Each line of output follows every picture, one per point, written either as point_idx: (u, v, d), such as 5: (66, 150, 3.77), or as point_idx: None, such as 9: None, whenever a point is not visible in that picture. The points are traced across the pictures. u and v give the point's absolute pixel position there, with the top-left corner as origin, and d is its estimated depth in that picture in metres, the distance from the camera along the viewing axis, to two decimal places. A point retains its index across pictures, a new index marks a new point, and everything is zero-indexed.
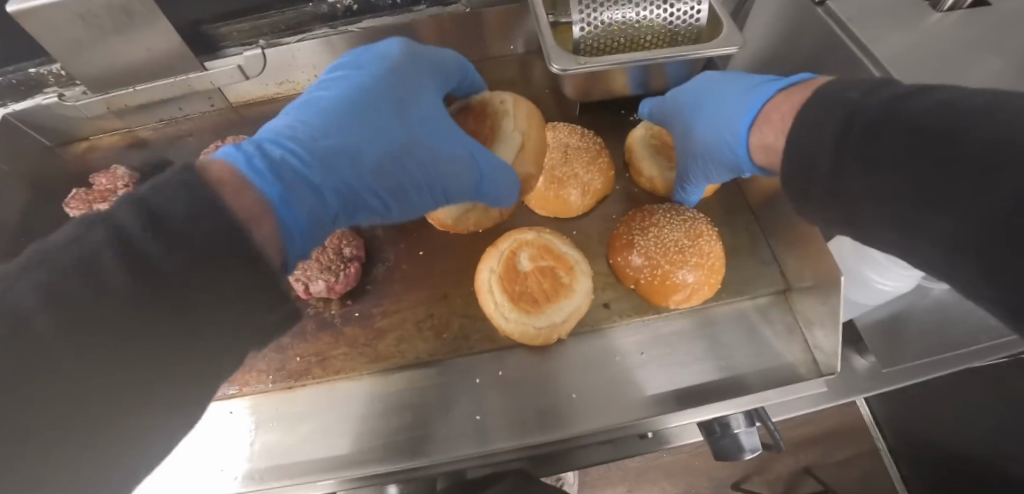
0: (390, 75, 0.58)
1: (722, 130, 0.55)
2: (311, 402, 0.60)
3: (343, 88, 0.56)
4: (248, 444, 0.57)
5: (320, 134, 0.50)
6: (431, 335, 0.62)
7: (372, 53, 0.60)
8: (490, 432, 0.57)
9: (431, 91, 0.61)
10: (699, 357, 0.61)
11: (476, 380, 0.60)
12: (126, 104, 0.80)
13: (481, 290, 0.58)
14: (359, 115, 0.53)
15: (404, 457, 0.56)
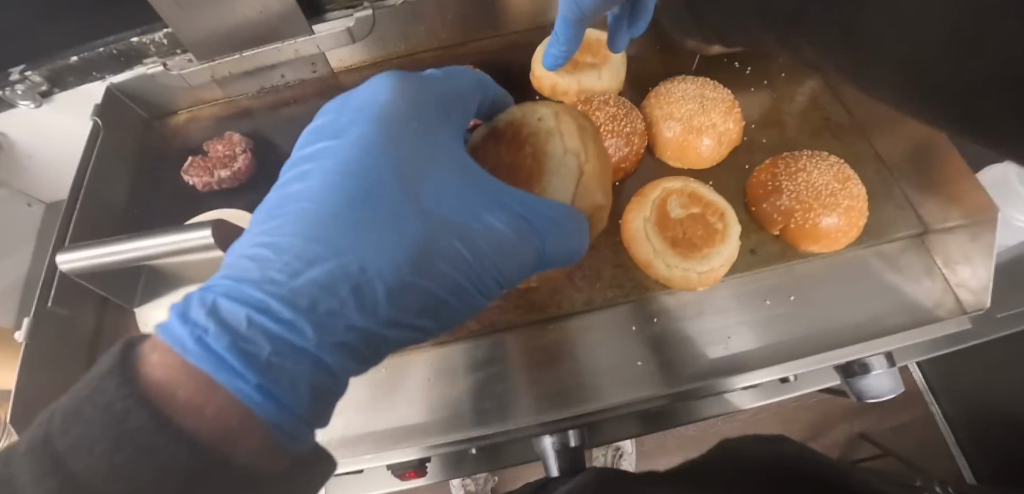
0: (382, 144, 0.45)
1: None
2: (464, 357, 0.60)
3: (326, 176, 0.43)
4: (407, 398, 0.58)
5: (304, 264, 0.38)
6: (587, 285, 0.63)
7: (355, 109, 0.48)
8: (649, 377, 0.57)
9: (449, 139, 0.50)
10: (781, 315, 0.60)
11: (634, 328, 0.60)
12: (229, 71, 0.79)
13: (635, 239, 0.59)
14: (361, 209, 0.41)
15: (562, 405, 0.56)
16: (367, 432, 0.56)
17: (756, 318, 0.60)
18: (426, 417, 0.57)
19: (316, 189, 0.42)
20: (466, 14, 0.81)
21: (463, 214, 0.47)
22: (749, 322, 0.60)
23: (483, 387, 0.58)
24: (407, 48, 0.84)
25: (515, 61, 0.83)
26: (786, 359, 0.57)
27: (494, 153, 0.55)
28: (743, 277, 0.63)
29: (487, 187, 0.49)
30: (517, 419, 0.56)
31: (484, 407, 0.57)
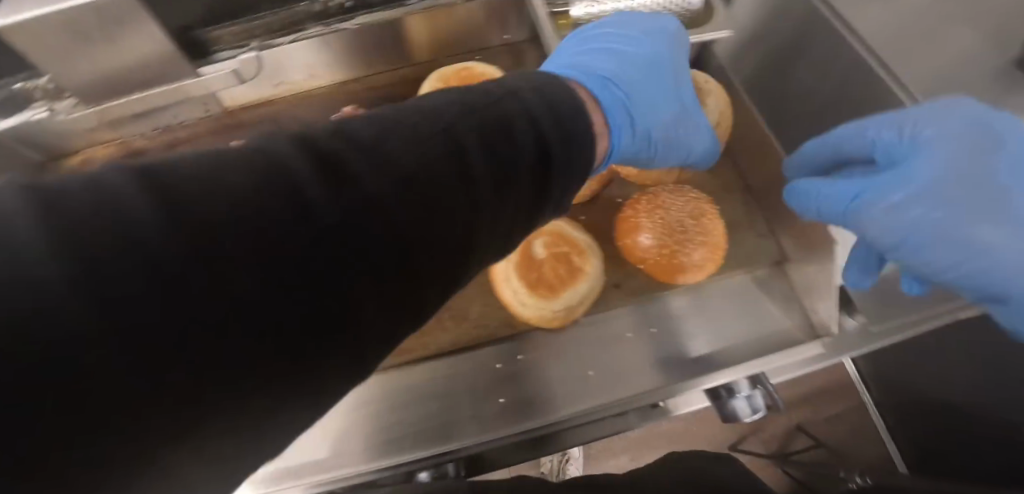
0: (672, 44, 0.64)
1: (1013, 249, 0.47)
2: (339, 398, 0.61)
3: (651, 43, 0.64)
4: None
5: (625, 80, 0.61)
6: (452, 325, 0.65)
7: (648, 17, 0.66)
8: (514, 412, 0.60)
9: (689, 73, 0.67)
10: (726, 323, 0.65)
11: (499, 365, 0.63)
12: (119, 113, 0.79)
13: (498, 280, 0.62)
14: (658, 71, 0.63)
15: (432, 443, 0.58)
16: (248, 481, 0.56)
17: (714, 322, 0.65)
18: (298, 460, 0.58)
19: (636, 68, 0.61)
20: (357, 50, 0.82)
21: (695, 113, 0.67)
22: (713, 323, 0.65)
23: (376, 427, 0.59)
24: (304, 82, 0.85)
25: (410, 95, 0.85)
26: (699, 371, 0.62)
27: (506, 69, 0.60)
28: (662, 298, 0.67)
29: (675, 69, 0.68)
30: (405, 454, 0.57)
31: (382, 438, 0.58)
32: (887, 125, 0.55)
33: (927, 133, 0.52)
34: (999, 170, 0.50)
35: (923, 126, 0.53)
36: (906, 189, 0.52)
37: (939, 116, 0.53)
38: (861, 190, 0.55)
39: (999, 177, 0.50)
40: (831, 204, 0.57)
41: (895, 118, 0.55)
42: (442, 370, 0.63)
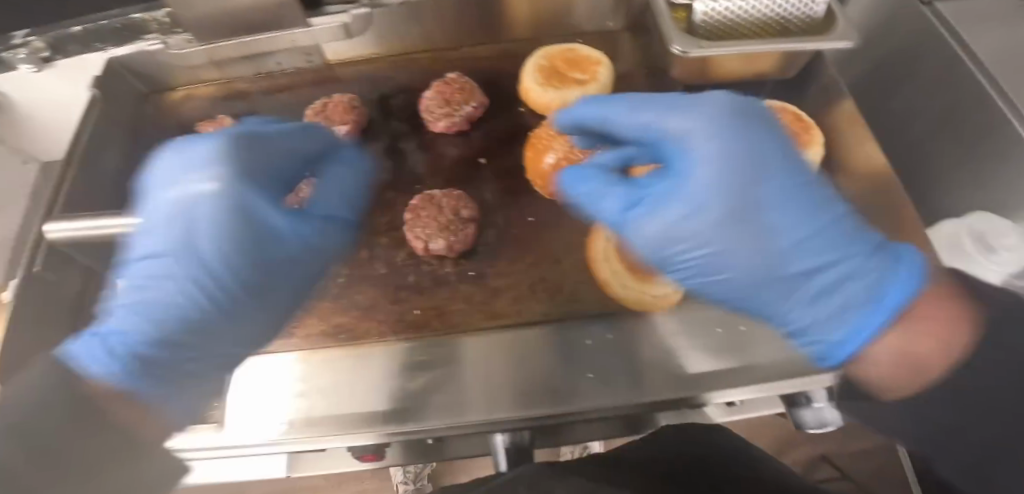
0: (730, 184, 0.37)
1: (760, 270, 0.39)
2: (431, 350, 0.61)
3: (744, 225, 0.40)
4: (369, 388, 0.57)
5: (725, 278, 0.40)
6: (546, 297, 0.66)
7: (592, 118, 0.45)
8: (605, 386, 0.56)
9: (717, 157, 0.37)
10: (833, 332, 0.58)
11: (588, 341, 0.60)
12: (227, 55, 0.81)
13: (596, 260, 0.66)
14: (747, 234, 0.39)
15: (523, 406, 0.56)
16: (306, 425, 0.54)
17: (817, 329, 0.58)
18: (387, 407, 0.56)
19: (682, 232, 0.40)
20: (462, 20, 0.83)
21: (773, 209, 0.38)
22: None
23: (449, 392, 0.56)
24: (405, 45, 0.86)
25: (505, 68, 0.85)
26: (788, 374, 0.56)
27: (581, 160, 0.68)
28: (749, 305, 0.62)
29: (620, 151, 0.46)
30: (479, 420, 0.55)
31: (478, 395, 0.56)
32: (642, 110, 0.41)
33: (673, 133, 0.40)
34: (755, 150, 0.38)
35: (679, 125, 0.40)
36: (674, 206, 0.39)
37: (682, 107, 0.40)
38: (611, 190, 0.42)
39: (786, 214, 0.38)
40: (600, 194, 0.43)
41: (650, 101, 0.42)
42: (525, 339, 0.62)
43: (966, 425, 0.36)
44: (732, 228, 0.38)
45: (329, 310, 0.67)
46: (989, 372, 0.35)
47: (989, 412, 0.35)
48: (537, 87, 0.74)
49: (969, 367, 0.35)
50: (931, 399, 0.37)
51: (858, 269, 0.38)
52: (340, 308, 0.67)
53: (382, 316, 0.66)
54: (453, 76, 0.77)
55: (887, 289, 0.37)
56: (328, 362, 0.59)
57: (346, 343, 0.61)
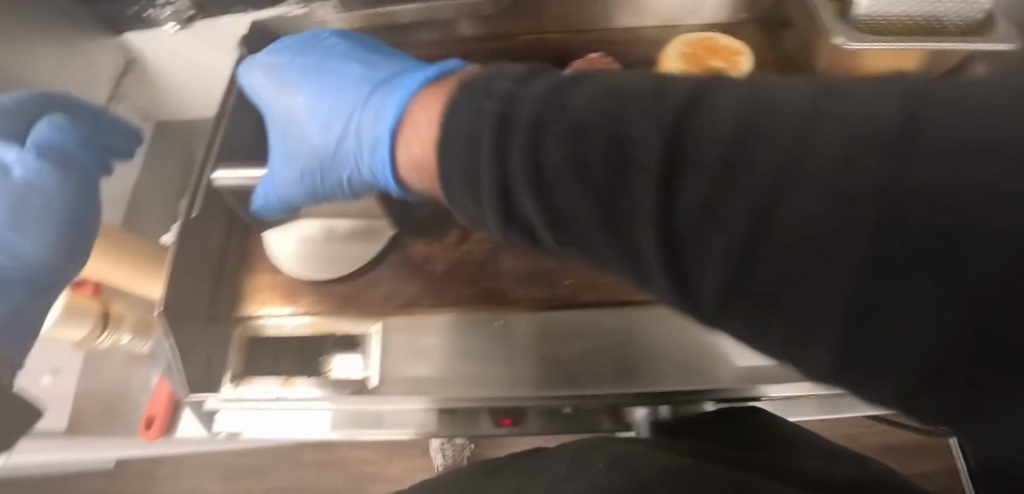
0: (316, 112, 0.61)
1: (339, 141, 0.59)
2: (574, 322, 0.65)
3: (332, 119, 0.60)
4: (522, 356, 0.63)
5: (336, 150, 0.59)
6: None
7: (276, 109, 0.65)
8: (743, 367, 0.62)
9: (308, 105, 0.62)
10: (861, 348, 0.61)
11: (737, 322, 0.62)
12: (368, 24, 0.83)
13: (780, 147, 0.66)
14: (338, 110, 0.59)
15: (666, 382, 0.61)
16: (468, 384, 0.61)
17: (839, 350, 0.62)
18: (540, 374, 0.62)
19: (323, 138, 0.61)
20: (599, 3, 0.83)
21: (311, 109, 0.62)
22: None
23: (596, 369, 0.62)
24: (538, 24, 0.86)
25: (636, 53, 0.85)
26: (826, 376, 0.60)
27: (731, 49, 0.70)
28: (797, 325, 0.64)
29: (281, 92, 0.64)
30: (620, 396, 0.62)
31: (622, 369, 0.62)
32: (278, 93, 0.64)
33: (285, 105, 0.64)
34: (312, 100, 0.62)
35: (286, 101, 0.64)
36: (282, 174, 0.63)
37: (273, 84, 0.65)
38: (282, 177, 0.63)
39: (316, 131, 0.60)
40: (287, 182, 0.63)
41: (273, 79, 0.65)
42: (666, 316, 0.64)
43: (672, 195, 0.29)
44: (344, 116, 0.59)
45: (470, 275, 0.66)
46: (694, 179, 0.28)
47: (793, 190, 0.26)
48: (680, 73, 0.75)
49: (661, 142, 0.29)
50: (838, 269, 0.25)
51: (757, 85, 0.30)
52: (482, 276, 0.66)
53: (530, 285, 0.67)
54: (594, 56, 0.79)
55: (715, 107, 0.29)
56: (480, 328, 0.64)
57: (495, 309, 0.65)
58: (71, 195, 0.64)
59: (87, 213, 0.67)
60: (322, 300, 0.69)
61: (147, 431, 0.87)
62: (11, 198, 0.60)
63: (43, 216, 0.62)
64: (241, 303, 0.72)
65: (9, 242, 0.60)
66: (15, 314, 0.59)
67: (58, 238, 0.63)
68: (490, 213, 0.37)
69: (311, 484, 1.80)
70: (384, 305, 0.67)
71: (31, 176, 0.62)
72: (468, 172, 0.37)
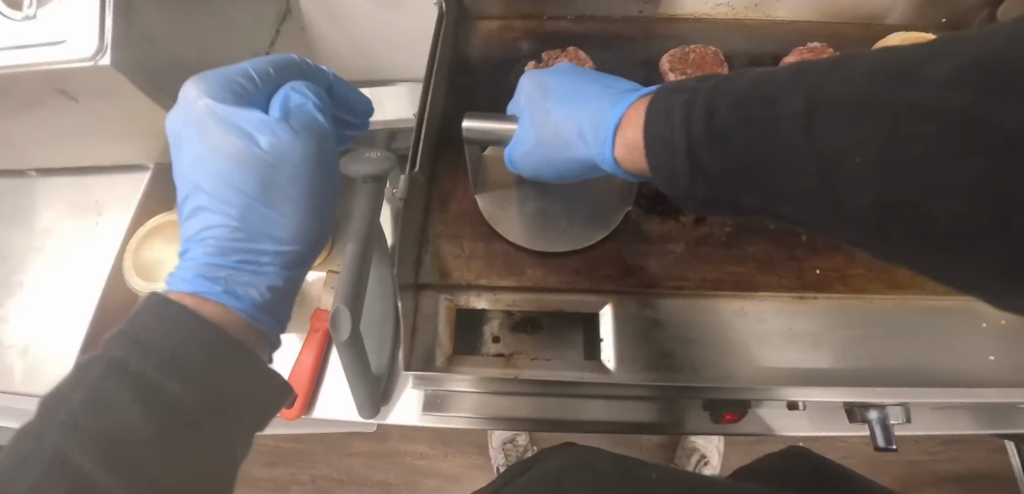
0: (563, 102, 0.57)
1: (593, 131, 0.53)
2: (829, 311, 0.63)
3: (585, 115, 0.55)
4: (781, 345, 0.61)
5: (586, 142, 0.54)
6: None
7: (523, 95, 0.61)
8: (1006, 372, 0.61)
9: (558, 94, 0.59)
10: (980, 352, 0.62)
11: (987, 323, 0.63)
12: None
13: None
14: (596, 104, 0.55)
15: (932, 381, 0.59)
16: (727, 369, 0.59)
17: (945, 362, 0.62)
18: (806, 362, 0.60)
19: (573, 127, 0.56)
20: None
21: (566, 99, 0.57)
22: None
23: (856, 362, 0.60)
24: (739, 10, 0.84)
25: (837, 48, 0.83)
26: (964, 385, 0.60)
27: None
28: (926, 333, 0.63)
29: (538, 88, 0.60)
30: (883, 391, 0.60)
31: (884, 365, 0.60)
32: (529, 81, 0.61)
33: (528, 93, 0.61)
34: (565, 93, 0.58)
35: (533, 91, 0.61)
36: (529, 144, 0.58)
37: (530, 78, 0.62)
38: (527, 149, 0.58)
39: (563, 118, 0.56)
40: (535, 156, 0.58)
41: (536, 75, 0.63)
42: (924, 311, 0.63)
43: (842, 190, 0.33)
44: (597, 110, 0.54)
45: (715, 257, 0.65)
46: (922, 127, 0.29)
47: (918, 151, 0.29)
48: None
49: (864, 133, 0.32)
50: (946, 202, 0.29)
51: (952, 47, 0.30)
52: (730, 258, 0.65)
53: (779, 270, 0.65)
54: (817, 46, 0.77)
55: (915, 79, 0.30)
56: (731, 314, 0.62)
57: (745, 292, 0.63)
58: (315, 164, 0.63)
59: (327, 183, 0.66)
60: (548, 273, 0.64)
61: (287, 410, 0.80)
62: (261, 172, 0.61)
63: (291, 184, 0.62)
64: (452, 270, 0.65)
65: (270, 217, 0.61)
66: (286, 285, 0.62)
67: (305, 209, 0.63)
68: (692, 181, 0.43)
69: (359, 475, 1.69)
70: (624, 284, 0.63)
71: (274, 140, 0.62)
72: (726, 167, 0.40)
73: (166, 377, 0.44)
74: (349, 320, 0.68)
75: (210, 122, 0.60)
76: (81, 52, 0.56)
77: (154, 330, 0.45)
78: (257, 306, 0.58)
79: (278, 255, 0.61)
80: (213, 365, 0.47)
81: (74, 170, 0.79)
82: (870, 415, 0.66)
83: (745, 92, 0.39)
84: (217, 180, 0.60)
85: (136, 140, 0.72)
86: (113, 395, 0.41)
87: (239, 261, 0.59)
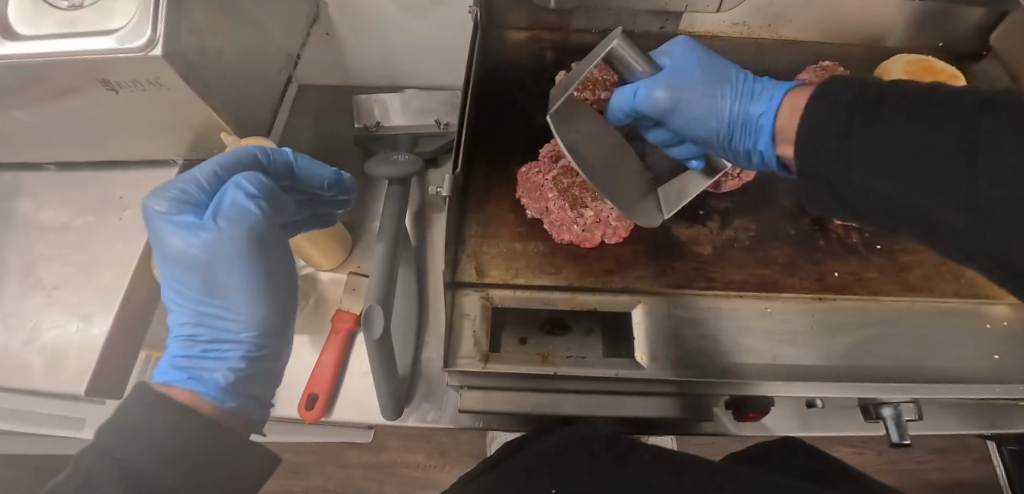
0: (724, 65, 0.60)
1: (755, 94, 0.57)
2: (845, 312, 0.66)
3: (743, 79, 0.59)
4: (800, 345, 0.64)
5: (744, 100, 0.57)
6: (954, 278, 0.69)
7: (683, 41, 0.62)
8: (1011, 371, 0.64)
9: (717, 54, 0.61)
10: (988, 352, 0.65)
11: (989, 323, 0.66)
12: (602, 5, 0.83)
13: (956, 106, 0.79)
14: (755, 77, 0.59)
15: (942, 377, 0.63)
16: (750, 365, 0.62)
17: (957, 360, 0.64)
18: (824, 360, 0.63)
19: (731, 86, 0.58)
20: (819, 16, 0.87)
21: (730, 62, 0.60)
22: None
23: (871, 360, 0.63)
24: (754, 29, 0.89)
25: (844, 67, 0.89)
26: (971, 381, 0.63)
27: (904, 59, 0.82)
28: (938, 333, 0.66)
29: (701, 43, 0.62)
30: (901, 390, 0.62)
31: (895, 363, 0.63)
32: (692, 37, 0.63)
33: (688, 44, 0.62)
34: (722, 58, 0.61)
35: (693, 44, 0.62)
36: (689, 83, 0.58)
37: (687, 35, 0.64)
38: (681, 85, 0.58)
39: (728, 81, 0.59)
40: (685, 96, 0.58)
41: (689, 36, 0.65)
42: (934, 314, 0.67)
43: (983, 182, 0.36)
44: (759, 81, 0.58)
45: (741, 259, 0.68)
46: None
47: None
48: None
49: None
50: None
51: None
52: (755, 261, 0.68)
53: (800, 273, 0.68)
54: (828, 65, 0.82)
55: None
56: (754, 315, 0.65)
57: (766, 292, 0.66)
58: (248, 261, 0.55)
59: (282, 265, 0.59)
60: (583, 273, 0.66)
61: (307, 412, 0.78)
62: (204, 268, 0.55)
63: (230, 281, 0.55)
64: (486, 269, 0.66)
65: (223, 310, 0.56)
66: (257, 369, 0.56)
67: (251, 300, 0.55)
68: (822, 160, 0.44)
69: (355, 486, 1.64)
70: (654, 283, 0.66)
71: (206, 239, 0.54)
72: (870, 152, 0.42)
73: (148, 457, 0.41)
74: (382, 319, 0.68)
75: (152, 225, 0.56)
76: (132, 43, 0.56)
77: (128, 417, 0.43)
78: (226, 390, 0.54)
79: (241, 343, 0.55)
80: (199, 438, 0.45)
81: (98, 164, 0.78)
82: (884, 412, 0.67)
83: (914, 92, 0.42)
84: (176, 279, 0.57)
85: (169, 134, 0.72)
86: (100, 483, 0.39)
87: (204, 350, 0.56)
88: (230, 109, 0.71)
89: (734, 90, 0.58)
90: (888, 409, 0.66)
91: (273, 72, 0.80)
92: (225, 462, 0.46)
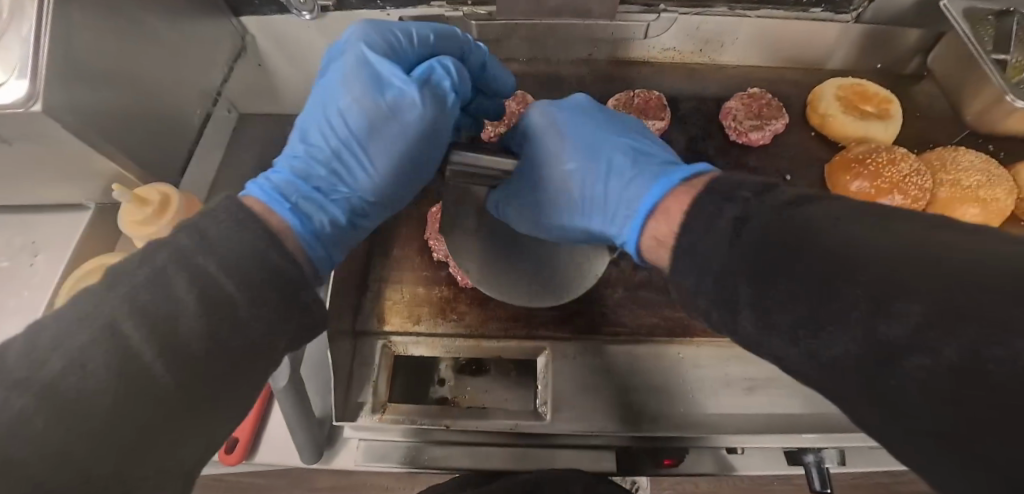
0: (572, 160, 0.60)
1: (615, 202, 0.55)
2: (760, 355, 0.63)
3: (597, 180, 0.58)
4: (717, 391, 0.61)
5: (595, 209, 0.58)
6: None
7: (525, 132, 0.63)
8: None
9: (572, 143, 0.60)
10: None
11: None
12: (522, 34, 0.81)
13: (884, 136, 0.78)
14: (615, 167, 0.57)
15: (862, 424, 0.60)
16: (657, 415, 0.59)
17: None
18: (735, 409, 0.60)
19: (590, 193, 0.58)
20: (751, 41, 0.84)
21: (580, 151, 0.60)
22: None
23: (786, 405, 0.60)
24: (686, 55, 0.87)
25: (779, 92, 0.86)
26: None
27: (835, 83, 0.80)
28: None
29: (547, 134, 0.61)
30: (812, 437, 0.60)
31: (813, 408, 0.60)
32: (532, 129, 0.62)
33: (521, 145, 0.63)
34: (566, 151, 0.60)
35: (531, 137, 0.62)
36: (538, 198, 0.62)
37: (530, 122, 0.63)
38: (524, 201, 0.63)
39: (584, 179, 0.59)
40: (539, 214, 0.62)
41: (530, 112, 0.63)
42: None
43: None
44: (620, 177, 0.56)
45: (653, 301, 0.66)
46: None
47: None
48: (841, 113, 0.78)
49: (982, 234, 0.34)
50: None
51: None
52: (668, 302, 0.66)
53: None
54: (757, 93, 0.80)
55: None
56: (667, 361, 0.62)
57: (679, 336, 0.63)
58: (423, 138, 0.57)
59: (432, 155, 0.61)
60: (486, 319, 0.64)
61: (226, 456, 0.77)
62: (378, 117, 0.56)
63: (394, 142, 0.57)
64: (385, 317, 0.64)
65: (359, 161, 0.57)
66: (347, 235, 0.57)
67: (396, 165, 0.58)
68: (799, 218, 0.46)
69: None
70: (559, 329, 0.64)
71: (399, 93, 0.56)
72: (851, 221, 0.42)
73: (225, 275, 0.38)
74: (286, 368, 0.66)
75: (356, 70, 0.56)
76: (10, 98, 0.53)
77: (203, 235, 0.40)
78: (317, 238, 0.53)
79: (349, 199, 0.57)
80: (192, 323, 0.36)
81: (15, 207, 0.77)
82: (808, 458, 0.64)
83: None
84: (327, 110, 0.57)
85: (74, 181, 0.71)
86: (91, 326, 0.33)
87: (313, 188, 0.55)
88: (132, 154, 0.69)
89: (589, 197, 0.58)
90: (809, 454, 0.64)
91: (188, 111, 0.79)
92: (221, 357, 0.37)
